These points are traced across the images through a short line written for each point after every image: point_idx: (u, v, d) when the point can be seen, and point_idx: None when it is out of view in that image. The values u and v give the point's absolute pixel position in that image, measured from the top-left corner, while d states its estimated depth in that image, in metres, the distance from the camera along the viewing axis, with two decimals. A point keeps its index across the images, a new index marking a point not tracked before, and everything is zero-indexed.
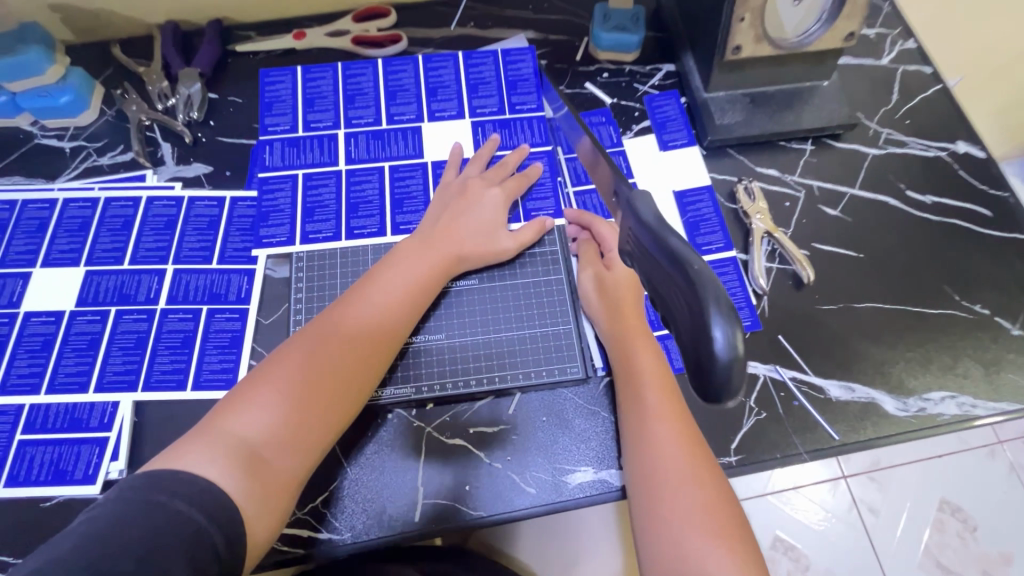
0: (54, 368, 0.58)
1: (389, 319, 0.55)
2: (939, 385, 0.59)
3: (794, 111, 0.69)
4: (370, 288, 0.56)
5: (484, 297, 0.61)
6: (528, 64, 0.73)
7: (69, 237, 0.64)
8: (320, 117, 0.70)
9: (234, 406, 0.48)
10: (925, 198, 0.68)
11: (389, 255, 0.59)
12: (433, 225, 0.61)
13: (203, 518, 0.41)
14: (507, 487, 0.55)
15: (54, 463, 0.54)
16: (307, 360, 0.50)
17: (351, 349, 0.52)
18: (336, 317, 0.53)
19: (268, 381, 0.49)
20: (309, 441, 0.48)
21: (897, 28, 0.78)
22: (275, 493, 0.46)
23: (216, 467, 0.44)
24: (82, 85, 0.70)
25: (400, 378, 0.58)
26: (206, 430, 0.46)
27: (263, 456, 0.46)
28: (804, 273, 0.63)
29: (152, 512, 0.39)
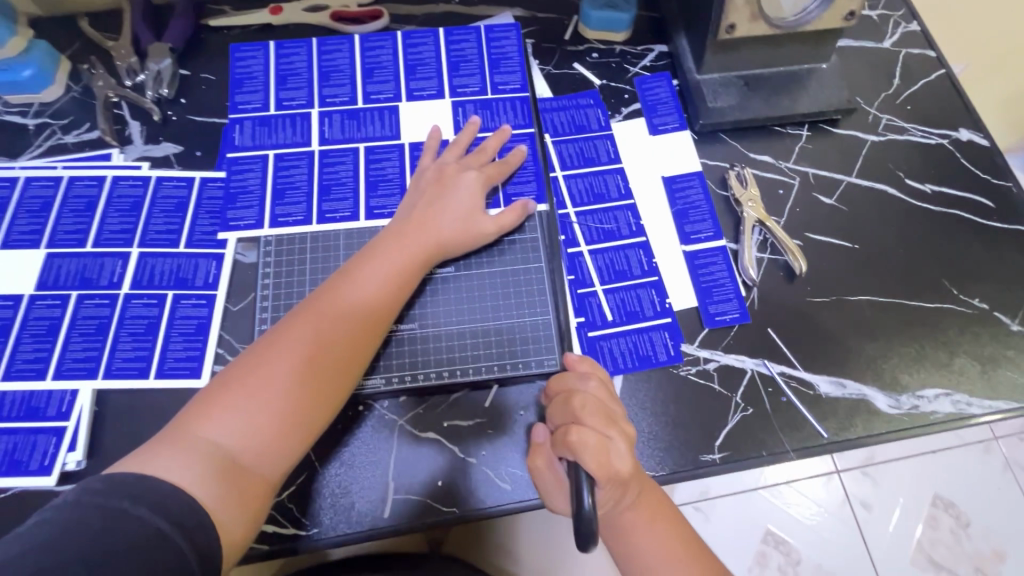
0: (11, 354, 0.55)
1: (371, 313, 0.52)
2: (933, 382, 0.57)
3: (791, 95, 0.66)
4: (349, 281, 0.53)
5: (465, 285, 0.59)
6: (513, 42, 0.69)
7: (31, 217, 0.61)
8: (294, 95, 0.67)
9: (208, 408, 0.46)
10: (925, 187, 0.65)
11: (369, 246, 0.56)
12: (414, 214, 0.58)
13: (166, 524, 0.39)
14: (482, 484, 0.53)
15: (10, 453, 0.52)
16: (285, 362, 0.48)
17: (330, 347, 0.50)
18: (316, 314, 0.51)
19: (243, 383, 0.47)
20: (288, 443, 0.47)
21: (900, 9, 0.75)
22: (253, 499, 0.45)
23: (188, 477, 0.42)
24: (46, 59, 0.67)
25: (377, 369, 0.55)
26: (177, 435, 0.44)
27: (240, 461, 0.45)
28: (796, 264, 0.60)
29: (113, 520, 0.37)
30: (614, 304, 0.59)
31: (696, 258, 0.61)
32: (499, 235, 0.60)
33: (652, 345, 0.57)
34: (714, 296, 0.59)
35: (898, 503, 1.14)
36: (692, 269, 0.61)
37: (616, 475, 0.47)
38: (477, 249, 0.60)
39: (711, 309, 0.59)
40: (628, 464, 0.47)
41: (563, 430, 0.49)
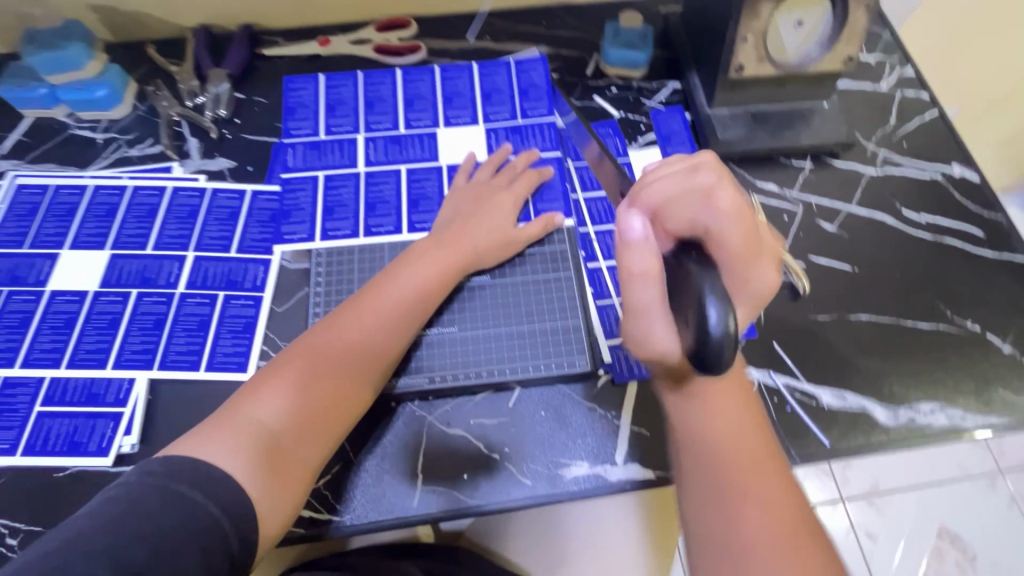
0: (75, 345, 0.60)
1: (408, 311, 0.57)
2: (929, 397, 0.60)
3: (794, 130, 0.72)
4: (387, 282, 0.58)
5: (491, 292, 0.64)
6: (539, 73, 0.76)
7: (97, 222, 0.67)
8: (341, 122, 0.73)
9: (253, 394, 0.50)
10: (920, 217, 0.70)
11: (406, 254, 0.62)
12: (449, 227, 0.64)
13: (217, 508, 0.42)
14: (505, 479, 0.56)
15: (70, 435, 0.56)
16: (330, 353, 0.53)
17: (369, 341, 0.55)
18: (352, 311, 0.56)
19: (284, 372, 0.52)
20: (321, 430, 0.51)
21: (896, 55, 0.81)
22: (293, 482, 0.48)
23: (237, 456, 0.46)
24: (118, 81, 0.73)
25: (410, 369, 0.60)
26: (225, 417, 0.49)
27: (283, 444, 0.49)
28: (800, 284, 0.63)
29: (171, 501, 0.41)
30: None
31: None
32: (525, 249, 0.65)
33: None
34: None
35: (903, 533, 1.15)
36: None
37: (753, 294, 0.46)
38: (504, 261, 0.65)
39: None
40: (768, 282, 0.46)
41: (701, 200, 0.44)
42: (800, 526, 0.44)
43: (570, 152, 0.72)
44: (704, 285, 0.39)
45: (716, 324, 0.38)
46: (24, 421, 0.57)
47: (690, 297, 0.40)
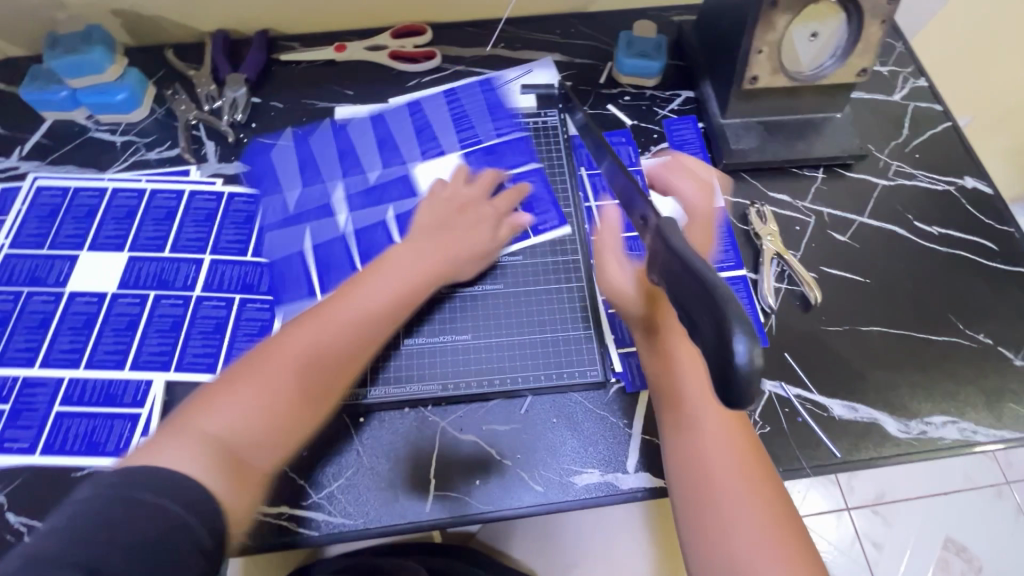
0: (93, 346, 0.61)
1: (381, 313, 0.55)
2: (941, 410, 0.60)
3: (807, 141, 0.72)
4: (358, 285, 0.56)
5: (491, 299, 0.65)
6: (496, 93, 0.77)
7: (116, 224, 0.68)
8: (319, 149, 0.73)
9: (209, 403, 0.47)
10: (932, 229, 0.71)
11: (380, 257, 0.60)
12: (422, 231, 0.62)
13: (189, 513, 0.39)
14: (516, 486, 0.57)
15: (88, 435, 0.57)
16: (293, 356, 0.50)
17: (336, 344, 0.52)
18: (320, 313, 0.53)
19: (244, 379, 0.48)
20: (283, 438, 0.48)
21: (909, 66, 0.81)
22: (254, 490, 0.45)
23: (194, 462, 0.43)
24: (137, 84, 0.74)
25: (413, 376, 0.61)
26: (178, 428, 0.45)
27: (241, 451, 0.46)
28: (811, 294, 0.65)
29: (137, 512, 0.37)
30: None
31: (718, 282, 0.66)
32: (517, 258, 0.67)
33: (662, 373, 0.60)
34: None
35: (909, 543, 1.15)
36: None
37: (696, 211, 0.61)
38: (501, 271, 0.66)
39: None
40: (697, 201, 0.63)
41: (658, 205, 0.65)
42: (762, 469, 0.47)
43: (583, 163, 0.73)
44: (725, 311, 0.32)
45: (744, 362, 0.30)
46: (44, 420, 0.57)
47: (712, 326, 0.32)
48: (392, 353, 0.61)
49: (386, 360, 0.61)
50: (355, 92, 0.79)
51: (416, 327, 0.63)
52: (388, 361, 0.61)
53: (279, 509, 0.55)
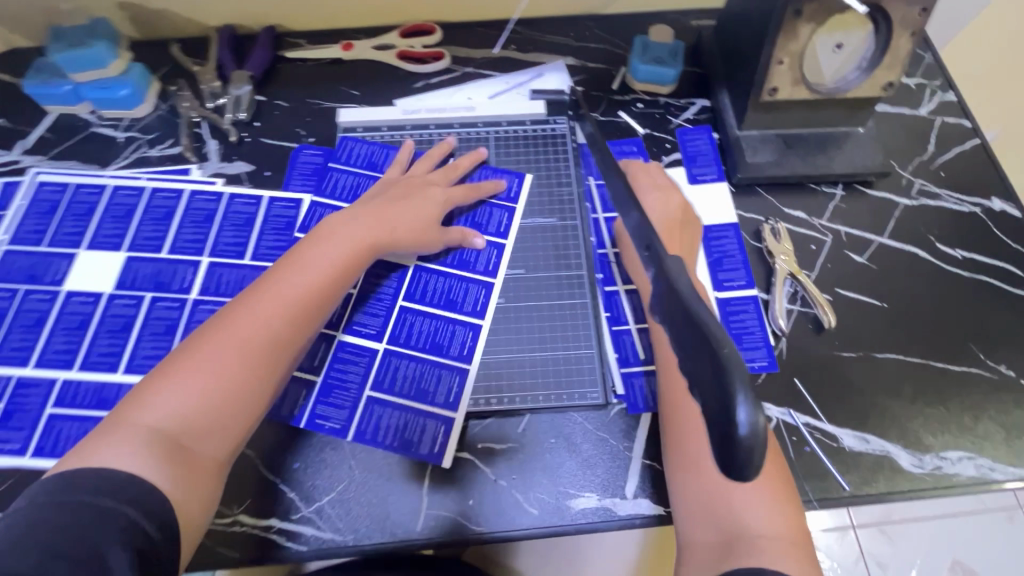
0: (88, 347, 0.60)
1: (323, 282, 0.53)
2: (957, 445, 0.58)
3: (827, 155, 0.70)
4: (298, 258, 0.54)
5: (470, 296, 0.64)
6: (360, 147, 0.72)
7: (115, 223, 0.67)
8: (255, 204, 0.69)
9: (144, 395, 0.44)
10: (955, 252, 0.67)
11: (317, 228, 0.57)
12: (370, 203, 0.60)
13: (135, 511, 0.38)
14: (510, 509, 0.55)
15: (80, 439, 0.56)
16: (233, 336, 0.48)
17: (275, 317, 0.49)
18: (260, 292, 0.51)
19: (181, 367, 0.46)
20: (231, 421, 0.46)
21: (937, 79, 0.78)
22: (206, 476, 0.44)
23: (134, 458, 0.41)
24: (141, 80, 0.73)
25: (439, 390, 0.59)
26: (114, 423, 0.43)
27: (184, 437, 0.44)
28: (825, 317, 0.62)
29: (80, 511, 0.37)
30: (646, 343, 0.61)
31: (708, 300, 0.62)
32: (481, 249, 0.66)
33: (634, 390, 0.59)
34: (743, 343, 0.62)
35: (915, 564, 1.12)
36: (724, 315, 0.63)
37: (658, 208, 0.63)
38: (484, 262, 0.65)
39: None
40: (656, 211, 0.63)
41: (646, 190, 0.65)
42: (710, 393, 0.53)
43: (589, 172, 0.71)
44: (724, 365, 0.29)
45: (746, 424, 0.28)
46: (35, 422, 0.57)
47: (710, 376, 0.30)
48: (399, 377, 0.60)
49: (396, 387, 0.59)
50: (361, 92, 0.77)
51: (421, 342, 0.61)
52: (400, 386, 0.59)
53: (268, 522, 0.55)
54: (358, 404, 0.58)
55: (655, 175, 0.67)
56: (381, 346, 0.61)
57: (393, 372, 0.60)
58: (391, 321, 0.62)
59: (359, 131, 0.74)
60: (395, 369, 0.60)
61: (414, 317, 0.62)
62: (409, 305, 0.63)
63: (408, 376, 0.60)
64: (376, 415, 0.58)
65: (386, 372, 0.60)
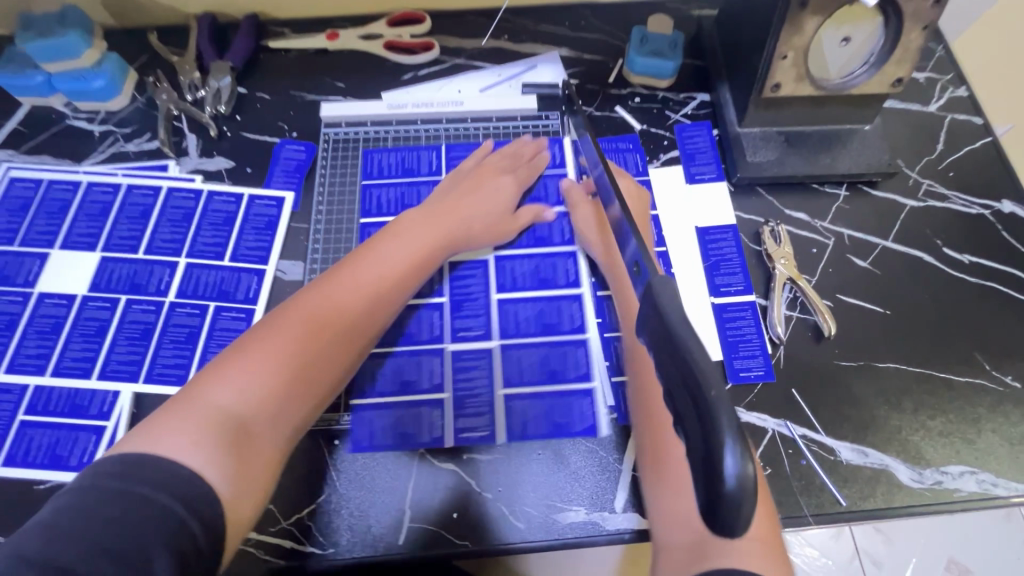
0: (61, 351, 0.58)
1: (384, 287, 0.55)
2: (958, 459, 0.56)
3: (831, 154, 0.67)
4: (369, 256, 0.56)
5: (560, 268, 0.64)
6: (389, 156, 0.70)
7: (89, 221, 0.64)
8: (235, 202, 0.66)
9: (216, 374, 0.44)
10: (962, 257, 0.65)
11: (385, 229, 0.60)
12: (434, 205, 0.63)
13: (185, 510, 0.35)
14: (495, 522, 0.54)
15: (52, 447, 0.54)
16: (309, 325, 0.49)
17: (349, 311, 0.52)
18: (334, 286, 0.53)
19: (258, 350, 0.46)
20: (293, 413, 0.47)
21: (948, 74, 0.75)
22: (262, 468, 0.43)
23: (201, 441, 0.39)
24: (117, 70, 0.70)
25: (568, 366, 0.60)
26: (185, 400, 0.42)
27: (250, 425, 0.43)
28: (825, 326, 0.60)
29: (134, 507, 0.34)
30: None
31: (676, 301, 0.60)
32: (552, 221, 0.67)
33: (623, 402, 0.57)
34: (739, 351, 0.59)
35: None
36: (720, 322, 0.61)
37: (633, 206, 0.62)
38: (560, 233, 0.66)
39: (736, 365, 0.59)
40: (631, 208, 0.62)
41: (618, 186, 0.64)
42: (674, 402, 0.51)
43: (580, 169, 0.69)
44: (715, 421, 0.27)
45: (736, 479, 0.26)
46: (6, 429, 0.55)
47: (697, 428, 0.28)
48: (525, 366, 0.60)
49: (524, 377, 0.59)
50: (347, 85, 0.74)
51: (533, 327, 0.61)
52: (529, 372, 0.59)
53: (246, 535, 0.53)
54: (496, 404, 0.58)
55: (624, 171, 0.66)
56: (495, 342, 0.61)
57: (516, 363, 0.60)
58: (494, 316, 0.62)
59: (342, 127, 0.71)
60: (518, 359, 0.60)
61: (516, 305, 0.62)
62: (505, 296, 0.63)
63: (533, 363, 0.60)
64: (518, 409, 0.58)
65: (509, 366, 0.60)
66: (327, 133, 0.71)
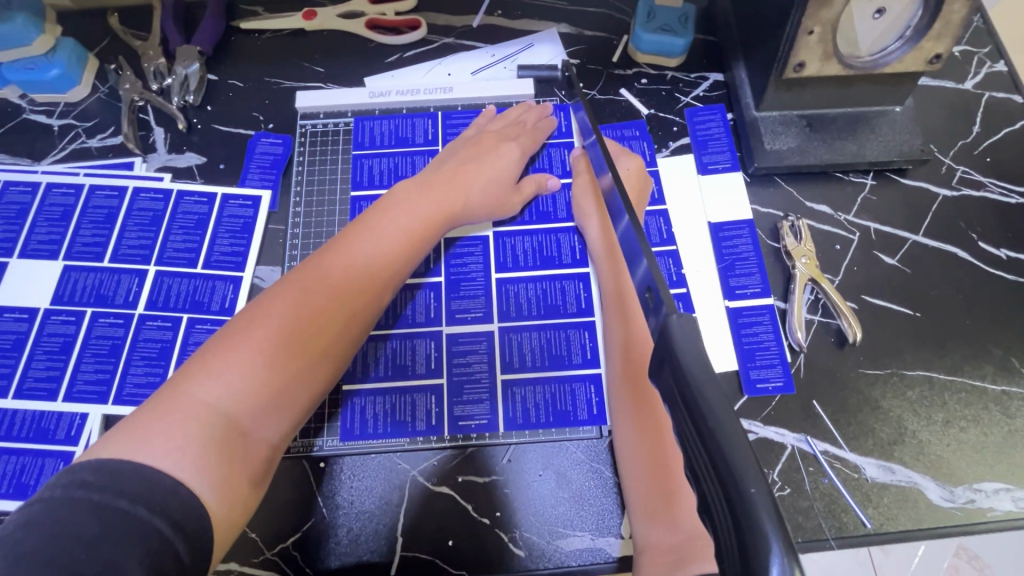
0: (23, 370, 0.54)
1: (390, 260, 0.48)
2: (993, 475, 0.52)
3: (857, 140, 0.61)
4: (372, 223, 0.48)
5: (564, 247, 0.60)
6: (382, 124, 0.65)
7: (50, 226, 0.60)
8: (204, 204, 0.61)
9: (203, 366, 0.38)
10: (999, 251, 0.59)
11: (386, 195, 0.52)
12: (438, 172, 0.56)
13: (168, 525, 0.31)
14: (493, 551, 0.50)
15: (17, 475, 0.51)
16: (303, 304, 0.42)
17: (350, 288, 0.44)
18: (332, 258, 0.45)
19: (248, 335, 0.39)
20: (291, 407, 0.40)
21: (986, 46, 0.68)
22: (254, 473, 0.38)
23: (185, 452, 0.34)
24: (74, 58, 0.64)
25: (573, 351, 0.56)
26: (167, 399, 0.36)
27: (243, 424, 0.38)
28: (850, 332, 0.55)
29: (109, 523, 0.29)
30: None
31: (680, 304, 0.56)
32: (555, 191, 0.63)
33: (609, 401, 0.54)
34: (756, 360, 0.55)
35: None
36: (735, 328, 0.56)
37: (633, 186, 0.58)
38: (563, 208, 0.62)
39: (752, 375, 0.54)
40: (631, 189, 0.58)
41: (620, 161, 0.59)
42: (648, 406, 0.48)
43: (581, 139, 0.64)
44: (754, 527, 0.22)
45: None
46: None
47: (730, 530, 0.23)
48: (527, 349, 0.56)
49: (526, 362, 0.56)
50: (327, 69, 0.68)
51: (536, 309, 0.58)
52: (532, 357, 0.56)
53: (228, 566, 0.49)
54: (495, 389, 0.55)
55: (620, 146, 0.62)
56: (495, 326, 0.57)
57: (517, 347, 0.56)
58: (494, 297, 0.58)
59: (320, 118, 0.66)
60: (518, 343, 0.56)
61: (517, 286, 0.59)
62: (505, 276, 0.59)
63: (536, 347, 0.56)
64: (519, 396, 0.55)
65: (509, 350, 0.56)
66: (304, 125, 0.65)
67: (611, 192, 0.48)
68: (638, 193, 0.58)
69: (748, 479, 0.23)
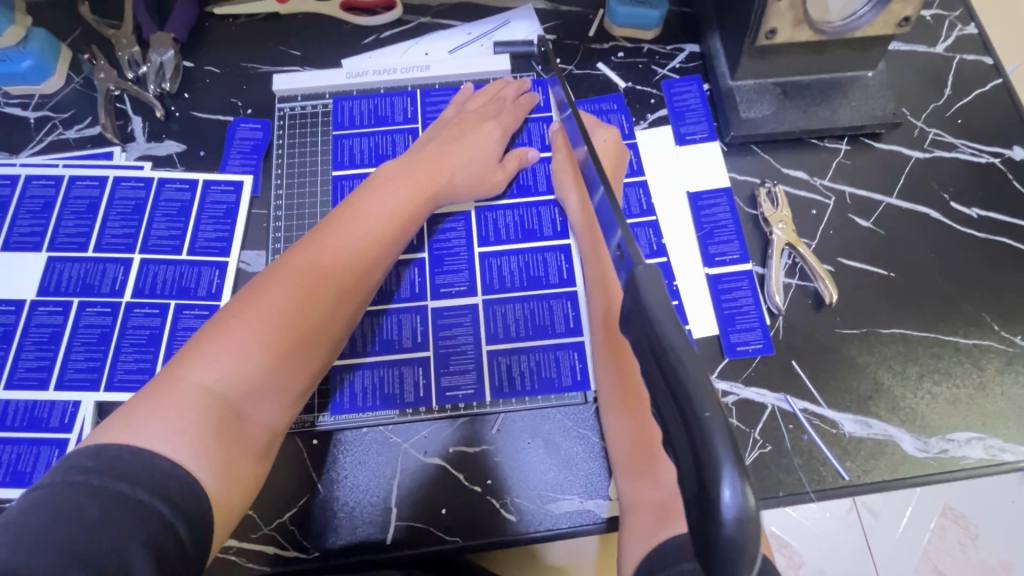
0: (14, 361, 0.55)
1: (377, 243, 0.48)
2: (965, 425, 0.54)
3: (830, 106, 0.61)
4: (358, 206, 0.49)
5: (546, 219, 0.61)
6: (361, 105, 0.65)
7: (32, 218, 0.60)
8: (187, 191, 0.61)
9: (198, 351, 0.38)
10: (971, 210, 0.61)
11: (370, 178, 0.52)
12: (421, 152, 0.56)
13: (166, 506, 0.32)
14: (487, 518, 0.51)
15: (13, 464, 0.51)
16: (294, 289, 0.42)
17: (339, 272, 0.45)
18: (321, 243, 0.45)
19: (240, 320, 0.40)
20: (285, 388, 0.41)
21: (957, 9, 0.69)
22: (251, 452, 0.39)
23: (184, 433, 0.35)
24: (46, 48, 0.63)
25: (556, 320, 0.57)
26: (162, 384, 0.37)
27: (240, 406, 0.38)
28: (826, 292, 0.56)
29: (109, 507, 0.30)
30: None
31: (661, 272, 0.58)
32: (535, 164, 0.63)
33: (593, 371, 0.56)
34: (736, 324, 0.56)
35: None
36: (715, 294, 0.58)
37: (610, 157, 0.59)
38: (543, 181, 0.63)
39: (732, 338, 0.56)
40: (608, 160, 0.58)
41: (597, 133, 0.60)
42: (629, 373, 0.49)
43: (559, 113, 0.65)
44: (710, 451, 0.23)
45: (733, 522, 0.22)
46: None
47: (689, 456, 0.24)
48: (511, 321, 0.57)
49: (509, 333, 0.57)
50: (303, 53, 0.67)
51: (519, 281, 0.59)
52: (516, 328, 0.57)
53: (226, 543, 0.50)
54: (481, 361, 0.56)
55: (597, 120, 0.62)
56: (478, 299, 0.58)
57: (501, 318, 0.57)
58: (477, 271, 0.59)
59: (298, 101, 0.66)
60: (502, 314, 0.57)
61: (500, 260, 0.60)
62: (488, 250, 0.60)
63: (520, 318, 0.57)
64: (503, 365, 0.56)
65: (493, 321, 0.57)
66: (282, 108, 0.65)
67: (586, 162, 0.48)
68: (614, 163, 0.59)
69: (703, 405, 0.24)
